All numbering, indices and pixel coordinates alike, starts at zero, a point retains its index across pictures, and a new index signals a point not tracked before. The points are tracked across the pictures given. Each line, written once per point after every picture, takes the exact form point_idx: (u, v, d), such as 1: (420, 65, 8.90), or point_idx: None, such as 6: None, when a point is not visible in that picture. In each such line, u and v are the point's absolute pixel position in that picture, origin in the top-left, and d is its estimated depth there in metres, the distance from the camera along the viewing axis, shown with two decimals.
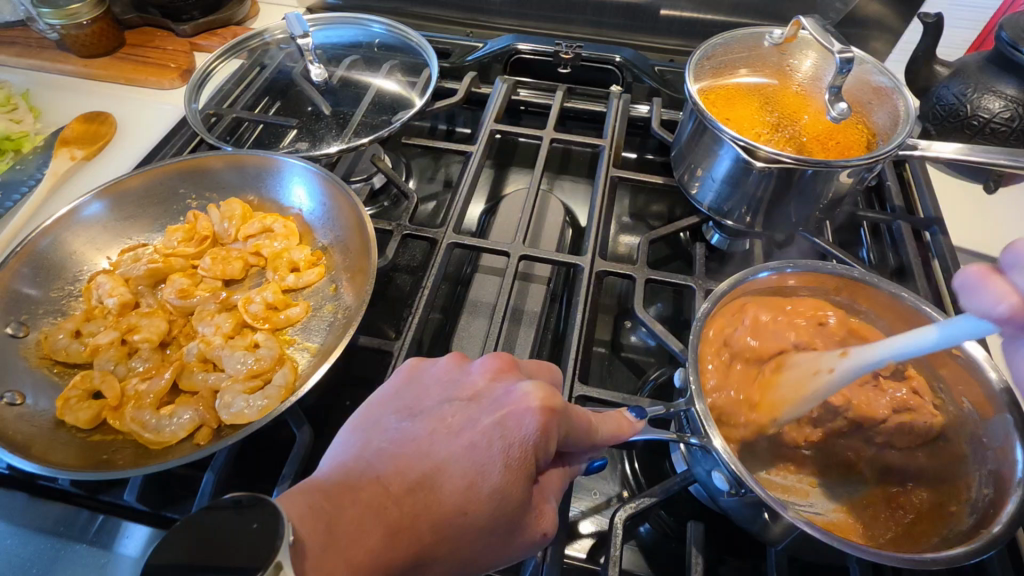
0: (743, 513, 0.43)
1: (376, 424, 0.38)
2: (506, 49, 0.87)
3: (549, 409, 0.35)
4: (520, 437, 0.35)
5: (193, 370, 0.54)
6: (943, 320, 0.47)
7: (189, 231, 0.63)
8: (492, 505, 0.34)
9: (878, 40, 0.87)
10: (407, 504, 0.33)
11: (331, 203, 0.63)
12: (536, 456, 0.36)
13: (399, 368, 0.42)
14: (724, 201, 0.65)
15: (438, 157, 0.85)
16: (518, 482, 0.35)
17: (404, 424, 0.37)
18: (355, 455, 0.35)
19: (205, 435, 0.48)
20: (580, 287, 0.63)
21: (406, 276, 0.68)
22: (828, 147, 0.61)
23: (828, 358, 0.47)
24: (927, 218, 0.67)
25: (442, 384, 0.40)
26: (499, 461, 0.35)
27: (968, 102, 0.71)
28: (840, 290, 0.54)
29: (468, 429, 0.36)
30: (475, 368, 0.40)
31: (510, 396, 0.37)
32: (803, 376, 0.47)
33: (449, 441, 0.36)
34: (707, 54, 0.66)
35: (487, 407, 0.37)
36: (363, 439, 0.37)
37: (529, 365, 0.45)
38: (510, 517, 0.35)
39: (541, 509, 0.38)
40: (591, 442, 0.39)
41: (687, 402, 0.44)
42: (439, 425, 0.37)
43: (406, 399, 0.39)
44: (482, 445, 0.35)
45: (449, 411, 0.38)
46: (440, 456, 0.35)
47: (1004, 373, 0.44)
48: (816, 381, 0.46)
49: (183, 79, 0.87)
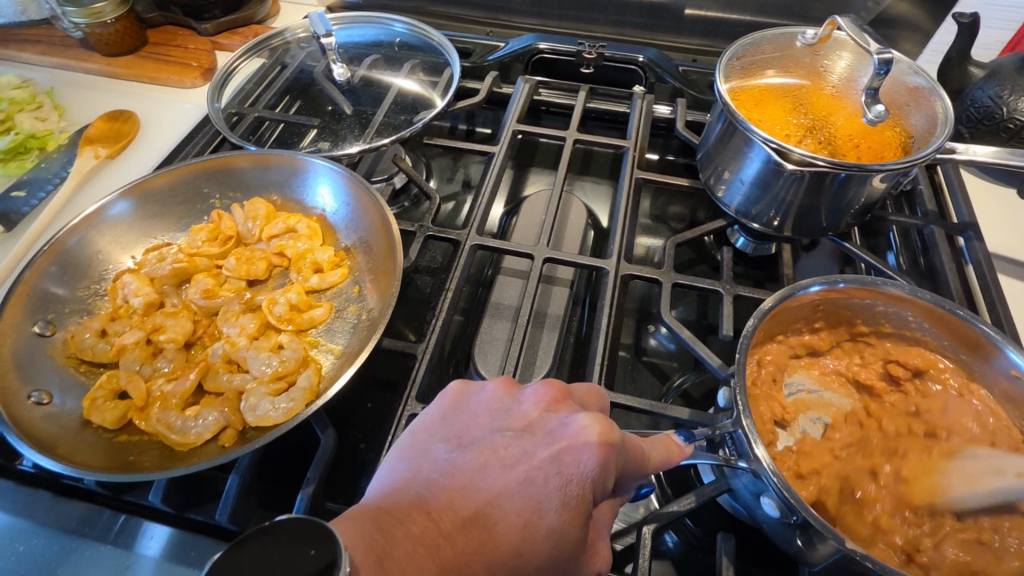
0: (782, 532, 0.43)
1: (425, 452, 0.36)
2: (527, 48, 0.86)
3: (607, 444, 0.35)
4: (579, 474, 0.34)
5: (218, 371, 0.54)
6: (1003, 340, 0.47)
7: (213, 231, 0.63)
8: (549, 546, 0.33)
9: (908, 40, 0.85)
10: (461, 542, 0.31)
11: (355, 203, 0.62)
12: (594, 493, 0.35)
13: (444, 391, 0.40)
14: (752, 204, 0.64)
15: (458, 157, 0.85)
16: (576, 522, 0.34)
17: (453, 455, 0.36)
18: (403, 484, 0.34)
19: (231, 437, 0.48)
20: (606, 291, 0.62)
21: (427, 278, 0.68)
22: (861, 150, 0.60)
23: (1017, 463, 0.45)
24: (961, 224, 0.66)
25: (491, 412, 0.38)
26: (556, 500, 0.34)
27: (1005, 105, 0.69)
28: (894, 306, 0.52)
29: (522, 463, 0.35)
30: (527, 397, 0.39)
31: (567, 429, 0.36)
32: (977, 473, 0.45)
33: (502, 475, 0.35)
34: (737, 54, 0.65)
35: (541, 440, 0.36)
36: (411, 467, 0.35)
37: (578, 389, 0.43)
38: (567, 559, 0.34)
39: (595, 547, 0.37)
40: (643, 472, 0.38)
41: (734, 422, 0.43)
42: (491, 458, 0.35)
43: (454, 426, 0.38)
44: (537, 482, 0.34)
45: (501, 442, 0.36)
46: (494, 490, 0.34)
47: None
48: (993, 480, 0.44)
49: (204, 78, 0.88)
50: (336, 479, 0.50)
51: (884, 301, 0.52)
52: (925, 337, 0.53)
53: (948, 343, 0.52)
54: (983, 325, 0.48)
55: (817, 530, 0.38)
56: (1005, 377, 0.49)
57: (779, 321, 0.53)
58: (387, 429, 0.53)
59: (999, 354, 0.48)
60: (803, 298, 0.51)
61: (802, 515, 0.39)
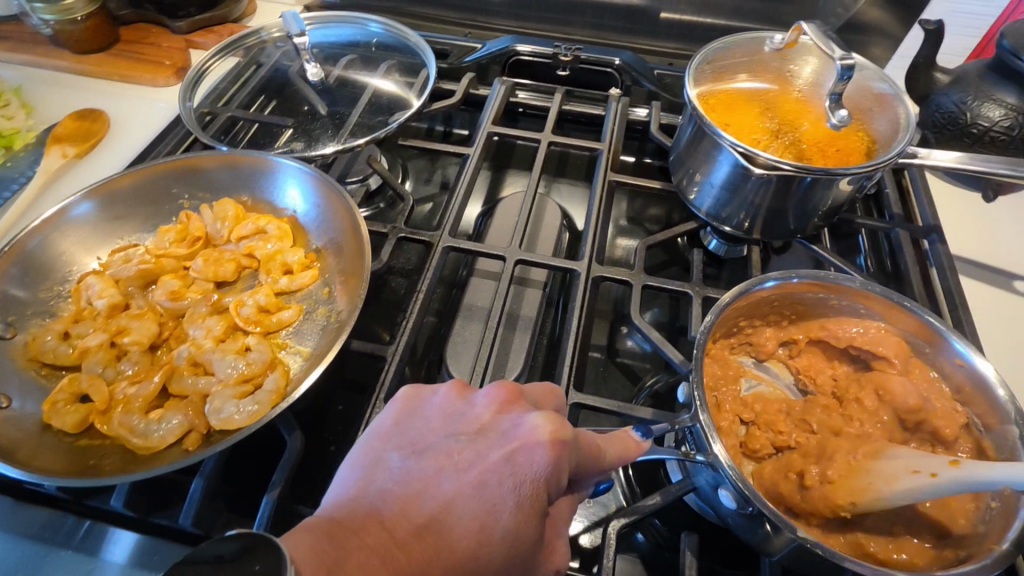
0: (743, 523, 0.44)
1: (378, 461, 0.35)
2: (504, 50, 0.86)
3: (559, 443, 0.35)
4: (532, 473, 0.34)
5: (184, 375, 0.53)
6: (945, 328, 0.49)
7: (181, 232, 0.63)
8: (505, 547, 0.33)
9: (877, 46, 0.87)
10: (415, 551, 0.31)
11: (324, 204, 0.62)
12: (548, 490, 0.35)
13: (396, 398, 0.40)
14: (722, 207, 0.65)
15: (434, 158, 0.85)
16: (531, 521, 0.34)
17: (407, 463, 0.35)
18: (356, 494, 0.33)
19: (195, 441, 0.47)
20: (577, 292, 0.62)
21: (400, 279, 0.68)
22: (827, 154, 0.61)
23: (935, 461, 0.43)
24: (926, 227, 0.67)
25: (444, 418, 0.38)
26: (510, 500, 0.34)
27: (968, 110, 0.71)
28: (846, 299, 0.54)
29: (475, 466, 0.35)
30: (480, 400, 0.39)
31: (519, 430, 0.36)
32: (897, 471, 0.43)
33: (456, 479, 0.34)
34: (707, 59, 0.66)
35: (495, 442, 0.36)
36: (365, 477, 0.34)
37: (533, 390, 0.44)
38: (524, 559, 0.34)
39: (553, 544, 0.37)
40: (600, 469, 0.38)
41: (692, 417, 0.44)
42: (445, 462, 0.35)
43: (409, 434, 0.37)
44: (491, 484, 0.34)
45: (455, 447, 0.36)
46: (447, 495, 0.34)
47: (1012, 392, 0.46)
48: (910, 479, 0.42)
49: (177, 77, 0.87)
50: (303, 480, 0.50)
51: (836, 295, 0.54)
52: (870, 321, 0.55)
53: (905, 332, 0.53)
54: (928, 314, 0.50)
55: (774, 523, 0.39)
56: (952, 366, 0.50)
57: (734, 318, 0.54)
58: (355, 432, 0.53)
59: (945, 344, 0.50)
60: (761, 293, 0.52)
61: (756, 506, 0.39)
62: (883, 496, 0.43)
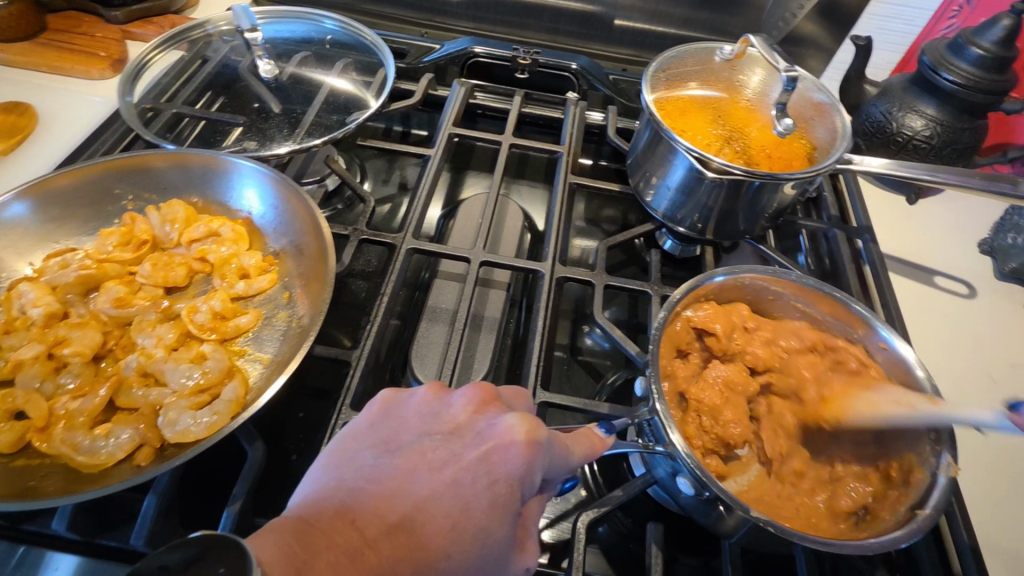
0: (699, 508, 0.46)
1: (351, 460, 0.35)
2: (463, 51, 0.86)
3: (532, 442, 0.35)
4: (506, 473, 0.34)
5: (132, 386, 0.49)
6: (873, 318, 0.52)
7: (125, 235, 0.59)
8: (478, 546, 0.33)
9: (813, 57, 0.93)
10: (385, 548, 0.30)
11: (283, 205, 0.60)
12: (521, 489, 0.35)
13: (372, 400, 0.39)
14: (678, 209, 0.68)
15: (393, 159, 0.84)
16: (502, 520, 0.34)
17: (380, 461, 0.34)
18: (326, 493, 0.32)
19: (147, 456, 0.45)
20: (541, 293, 0.63)
21: (361, 282, 0.67)
22: (774, 158, 0.64)
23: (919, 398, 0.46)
24: (859, 228, 0.73)
25: (420, 416, 0.38)
26: (484, 499, 0.34)
27: (894, 120, 0.77)
28: (789, 291, 0.56)
29: (450, 465, 0.35)
30: (456, 399, 0.39)
31: (494, 430, 0.36)
32: (884, 401, 0.48)
33: (431, 478, 0.34)
34: (662, 66, 0.69)
35: (470, 441, 0.36)
36: (337, 477, 0.34)
37: (506, 391, 0.44)
38: (496, 558, 0.33)
39: (524, 542, 0.36)
40: (569, 466, 0.38)
41: (650, 410, 0.45)
42: (419, 461, 0.35)
43: (382, 432, 0.37)
44: (465, 483, 0.34)
45: (430, 445, 0.35)
46: (421, 494, 0.33)
47: (929, 372, 0.50)
48: (894, 409, 0.46)
49: (114, 70, 0.81)
50: (267, 490, 0.48)
51: (783, 288, 0.56)
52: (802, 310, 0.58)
53: (834, 321, 0.57)
54: (858, 305, 0.54)
55: (728, 505, 0.41)
56: (872, 350, 0.54)
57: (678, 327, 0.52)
58: (319, 440, 0.51)
59: (871, 331, 0.54)
60: (710, 288, 0.54)
61: (713, 491, 0.41)
62: (871, 417, 0.47)
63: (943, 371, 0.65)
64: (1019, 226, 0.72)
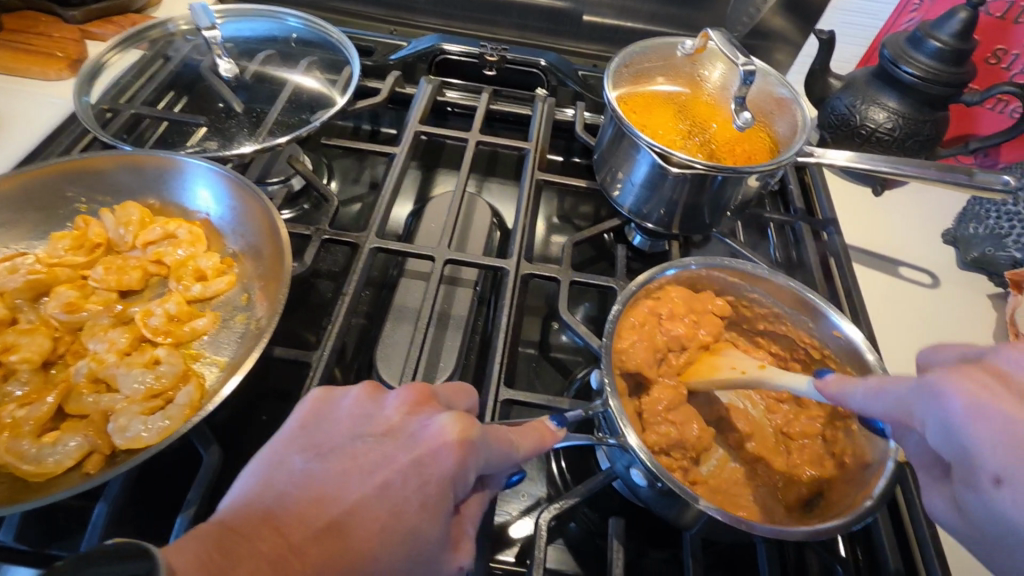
0: (659, 501, 0.46)
1: (279, 464, 0.34)
2: (430, 48, 0.86)
3: (464, 442, 0.36)
4: (439, 473, 0.35)
5: (82, 393, 0.48)
6: (824, 305, 0.53)
7: (78, 238, 0.58)
8: (408, 547, 0.33)
9: (781, 51, 0.93)
10: (313, 553, 0.30)
11: (238, 206, 0.59)
12: (454, 490, 0.35)
13: (303, 401, 0.39)
14: (643, 204, 0.68)
15: (362, 158, 0.83)
16: (433, 520, 0.34)
17: (309, 465, 0.34)
18: (253, 496, 0.32)
19: (97, 464, 0.44)
20: (506, 290, 0.63)
21: (328, 282, 0.66)
22: (736, 152, 0.65)
23: (750, 362, 0.54)
24: (824, 220, 0.73)
25: (352, 418, 0.38)
26: (415, 501, 0.34)
27: (858, 113, 0.78)
28: (747, 284, 0.57)
29: (382, 467, 0.34)
30: (390, 401, 0.39)
31: (426, 432, 0.36)
32: (722, 365, 0.55)
33: (361, 481, 0.34)
34: (625, 62, 0.68)
35: (402, 444, 0.36)
36: (264, 480, 0.33)
37: (446, 389, 0.43)
38: (426, 558, 0.34)
39: (458, 542, 0.37)
40: (512, 461, 0.38)
41: (603, 403, 0.46)
42: (350, 464, 0.34)
43: (313, 435, 0.36)
44: (396, 485, 0.34)
45: (361, 448, 0.35)
46: (352, 497, 0.33)
47: (878, 355, 0.51)
48: (727, 372, 0.54)
49: (72, 70, 0.80)
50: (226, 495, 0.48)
51: (740, 280, 0.57)
52: (760, 302, 0.58)
53: (788, 311, 0.57)
54: (811, 294, 0.54)
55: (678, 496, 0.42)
56: (826, 336, 0.55)
57: (634, 321, 0.52)
58: None
59: (823, 318, 0.54)
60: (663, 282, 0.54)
61: (664, 482, 0.42)
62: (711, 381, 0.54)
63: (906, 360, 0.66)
64: (980, 215, 0.73)
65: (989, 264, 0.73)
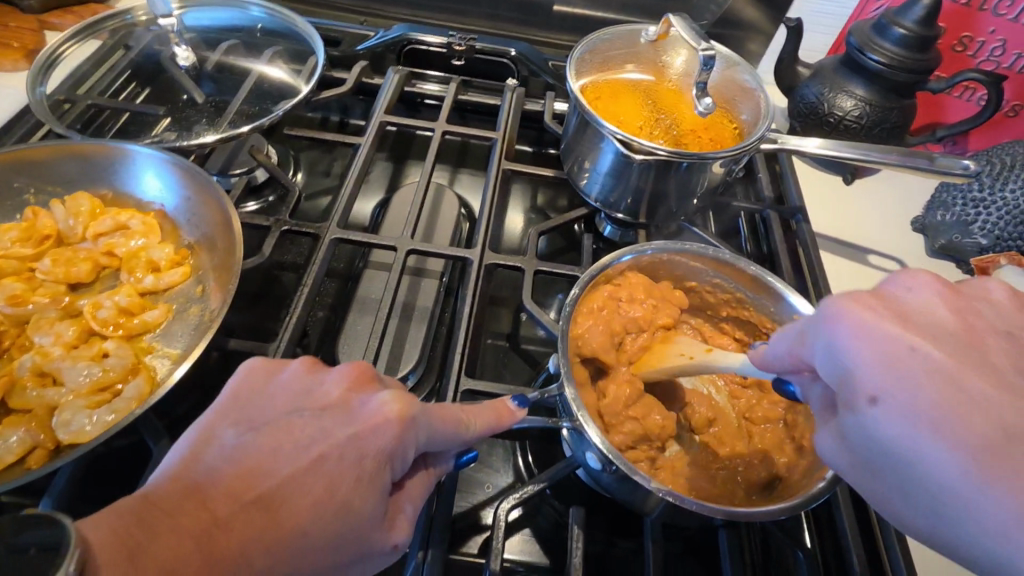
0: (619, 487, 0.46)
1: (209, 438, 0.34)
2: (398, 38, 0.85)
3: (403, 417, 0.35)
4: (376, 448, 0.34)
5: (26, 387, 0.47)
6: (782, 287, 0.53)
7: (26, 231, 0.57)
8: (341, 522, 0.33)
9: (752, 41, 0.93)
10: (239, 526, 0.30)
11: (189, 193, 0.58)
12: (392, 465, 0.35)
13: (236, 375, 0.38)
14: (610, 192, 0.67)
15: (330, 149, 0.82)
16: (369, 495, 0.34)
17: (240, 439, 0.34)
18: (179, 471, 0.32)
19: (40, 459, 0.42)
20: (469, 280, 0.62)
21: (291, 275, 0.65)
22: (700, 140, 0.65)
23: (696, 347, 0.54)
24: (792, 208, 0.73)
25: (290, 393, 0.37)
26: (351, 475, 0.34)
27: (826, 101, 0.78)
28: (707, 268, 0.57)
29: (317, 441, 0.34)
30: (332, 376, 0.38)
31: (365, 407, 0.36)
32: (672, 353, 0.54)
33: (295, 455, 0.33)
34: (588, 49, 0.67)
35: (340, 418, 0.36)
36: (191, 455, 0.33)
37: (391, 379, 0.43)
38: (362, 533, 0.33)
39: (395, 520, 0.36)
40: (459, 441, 0.38)
41: (559, 387, 0.45)
42: (283, 438, 0.34)
43: (247, 409, 0.36)
44: (332, 459, 0.34)
45: (297, 422, 0.35)
46: (283, 472, 0.33)
47: None
48: (678, 359, 0.53)
49: (28, 61, 0.78)
50: None
51: (701, 265, 0.56)
52: (722, 285, 0.58)
53: (748, 294, 0.57)
54: (772, 277, 0.54)
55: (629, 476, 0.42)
56: (784, 317, 0.55)
57: (590, 310, 0.52)
58: None
59: (782, 301, 0.54)
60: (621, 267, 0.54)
61: (618, 466, 0.42)
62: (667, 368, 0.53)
63: None
64: (947, 203, 0.73)
65: (957, 251, 0.74)
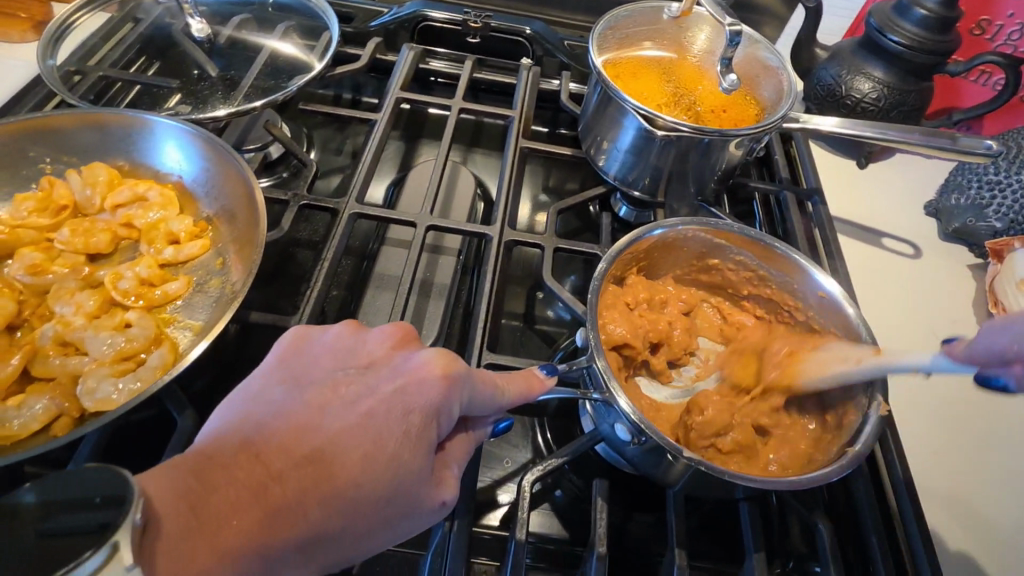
0: (645, 460, 0.46)
1: (260, 395, 0.36)
2: (413, 15, 0.84)
3: (447, 374, 0.37)
4: (421, 404, 0.36)
5: (48, 355, 0.47)
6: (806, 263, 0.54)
7: (42, 201, 0.56)
8: (389, 476, 0.34)
9: (768, 24, 0.92)
10: (292, 481, 0.32)
11: (209, 165, 0.57)
12: (438, 421, 0.36)
13: (281, 339, 0.40)
14: (629, 171, 0.67)
15: (342, 127, 0.81)
16: (417, 452, 0.35)
17: (289, 396, 0.36)
18: (232, 427, 0.33)
19: (65, 426, 0.42)
20: (489, 256, 0.62)
21: (307, 252, 0.64)
22: (721, 118, 0.64)
23: (862, 352, 0.48)
24: (809, 190, 0.73)
25: (334, 353, 0.39)
26: (398, 430, 0.35)
27: (843, 83, 0.78)
28: (733, 246, 0.57)
29: (364, 397, 0.36)
30: (373, 337, 0.40)
31: (408, 364, 0.37)
32: (824, 364, 0.50)
33: (342, 411, 0.35)
34: (611, 25, 0.67)
35: (384, 375, 0.37)
36: (244, 411, 0.35)
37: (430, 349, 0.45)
38: (410, 487, 0.35)
39: (443, 477, 0.37)
40: (498, 406, 0.39)
41: (589, 360, 0.45)
42: (330, 396, 0.36)
43: (294, 369, 0.38)
44: (379, 415, 0.35)
45: (343, 379, 0.37)
46: (332, 428, 0.34)
47: (858, 308, 0.52)
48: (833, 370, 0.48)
49: (36, 32, 0.77)
50: None
51: (728, 242, 0.56)
52: (744, 262, 0.58)
53: (771, 271, 0.58)
54: (796, 254, 0.54)
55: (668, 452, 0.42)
56: (809, 294, 0.56)
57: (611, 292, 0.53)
58: None
59: (807, 276, 0.55)
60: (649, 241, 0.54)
61: (651, 437, 0.42)
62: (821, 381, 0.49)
63: (890, 330, 0.66)
64: (961, 186, 0.73)
65: (970, 235, 0.73)
